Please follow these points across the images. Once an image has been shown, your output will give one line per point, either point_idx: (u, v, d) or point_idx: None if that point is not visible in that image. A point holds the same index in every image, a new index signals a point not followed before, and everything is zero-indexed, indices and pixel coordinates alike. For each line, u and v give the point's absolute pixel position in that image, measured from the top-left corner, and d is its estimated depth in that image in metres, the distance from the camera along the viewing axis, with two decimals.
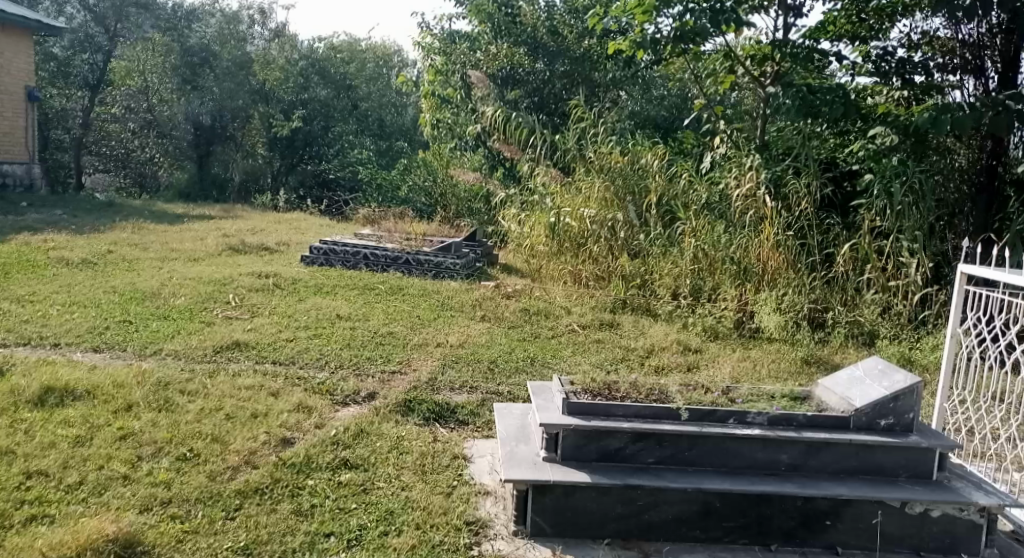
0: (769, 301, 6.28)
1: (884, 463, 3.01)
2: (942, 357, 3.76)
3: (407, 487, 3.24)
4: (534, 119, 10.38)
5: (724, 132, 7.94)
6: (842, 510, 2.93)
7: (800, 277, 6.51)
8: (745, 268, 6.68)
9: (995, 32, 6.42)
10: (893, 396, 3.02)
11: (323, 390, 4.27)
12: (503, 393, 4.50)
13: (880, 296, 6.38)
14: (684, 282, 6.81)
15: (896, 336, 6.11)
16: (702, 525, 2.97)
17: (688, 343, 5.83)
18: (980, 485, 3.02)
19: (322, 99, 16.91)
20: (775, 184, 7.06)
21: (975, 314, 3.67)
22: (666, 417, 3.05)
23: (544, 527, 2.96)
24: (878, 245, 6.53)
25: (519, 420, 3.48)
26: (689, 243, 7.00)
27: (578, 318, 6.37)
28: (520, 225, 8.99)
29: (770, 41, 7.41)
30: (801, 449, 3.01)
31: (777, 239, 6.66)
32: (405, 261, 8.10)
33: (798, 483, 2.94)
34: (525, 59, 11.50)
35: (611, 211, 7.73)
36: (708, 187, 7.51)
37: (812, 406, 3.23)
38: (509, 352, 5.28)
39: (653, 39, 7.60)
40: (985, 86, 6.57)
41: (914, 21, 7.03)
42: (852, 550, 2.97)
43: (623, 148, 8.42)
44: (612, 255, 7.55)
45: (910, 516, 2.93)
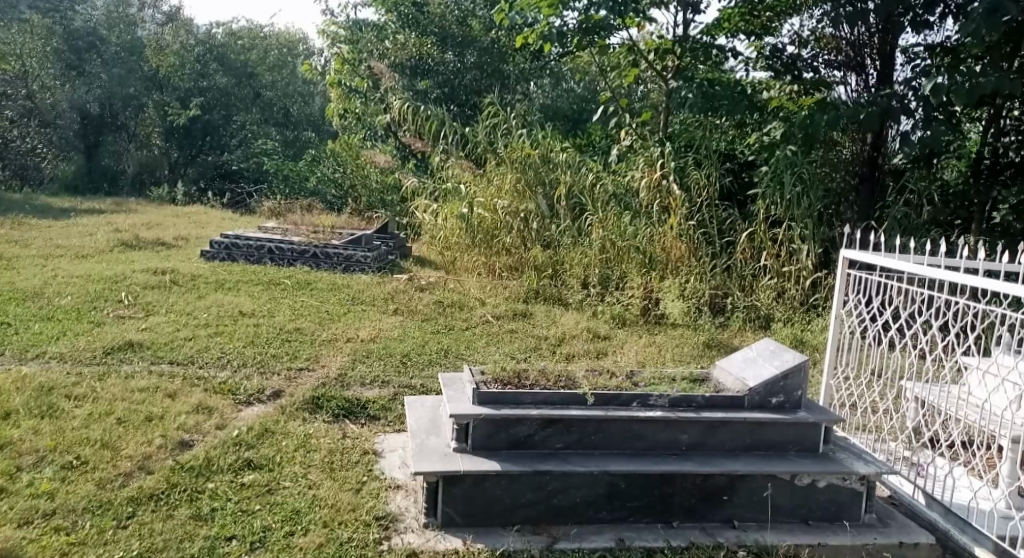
0: (673, 288, 6.51)
1: (776, 439, 3.17)
2: (828, 338, 4.00)
3: (314, 485, 3.18)
4: (444, 110, 10.28)
5: (630, 125, 8.09)
6: (737, 485, 3.07)
7: (701, 265, 6.76)
8: (650, 257, 6.87)
9: (873, 32, 6.81)
10: (783, 374, 3.18)
11: (224, 390, 4.13)
12: (415, 386, 4.48)
13: (776, 282, 6.68)
14: (593, 272, 6.98)
15: (789, 318, 6.43)
16: (609, 506, 3.04)
17: (598, 330, 5.96)
18: (861, 455, 3.22)
19: (221, 88, 16.40)
20: (678, 174, 7.26)
21: (856, 297, 3.92)
22: (573, 402, 3.11)
23: (454, 517, 2.97)
24: (773, 233, 6.83)
25: (430, 412, 3.47)
26: (597, 233, 7.12)
27: (492, 309, 6.41)
28: (433, 216, 8.91)
29: (670, 36, 7.59)
30: (700, 429, 3.13)
31: (680, 228, 6.88)
32: (312, 255, 7.92)
33: (697, 462, 3.06)
34: (434, 49, 11.48)
35: (523, 202, 7.77)
36: (615, 179, 7.71)
37: (710, 387, 3.36)
38: (422, 346, 5.25)
39: (559, 32, 7.67)
40: (866, 82, 7.00)
41: (801, 20, 7.35)
42: (747, 523, 3.10)
43: (534, 140, 8.47)
44: (524, 246, 7.61)
45: (799, 488, 3.10)
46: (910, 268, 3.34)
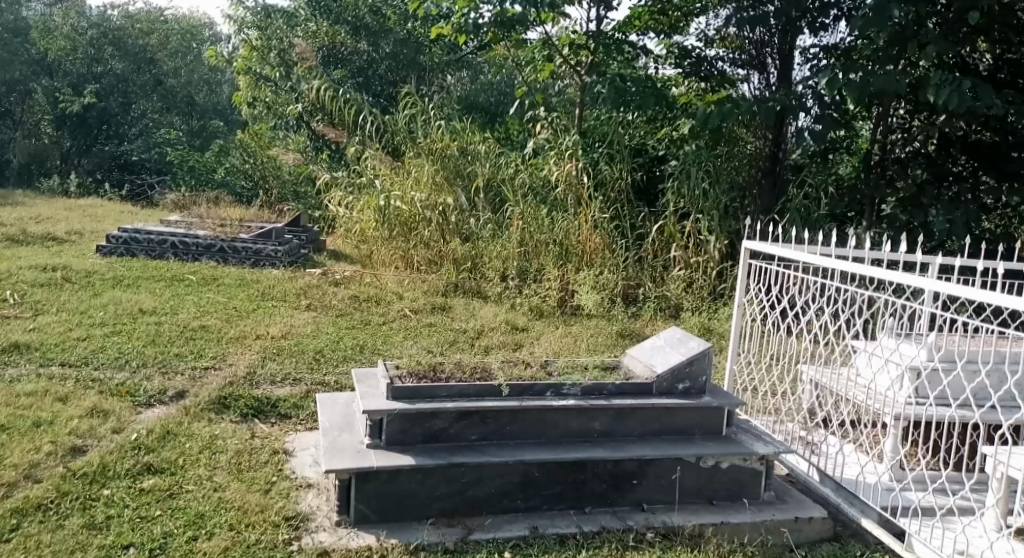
0: (588, 280, 6.60)
1: (682, 423, 3.27)
2: (732, 325, 4.16)
3: (220, 488, 3.08)
4: (359, 98, 10.01)
5: (545, 119, 8.12)
6: (646, 469, 3.15)
7: (615, 257, 6.89)
8: (566, 249, 6.96)
9: (773, 33, 7.08)
10: (688, 361, 3.28)
11: (122, 392, 3.95)
12: (328, 384, 4.38)
13: (686, 272, 6.86)
14: (512, 264, 6.97)
15: (698, 308, 6.64)
16: (523, 495, 3.07)
17: (516, 323, 6.01)
18: (760, 436, 3.36)
19: (118, 73, 15.55)
20: (591, 167, 7.38)
21: (757, 286, 4.08)
22: (488, 394, 3.12)
23: (367, 513, 2.93)
24: (682, 225, 7.03)
25: (344, 409, 3.41)
26: (515, 226, 7.15)
27: (410, 303, 6.36)
28: (348, 209, 8.72)
29: (584, 31, 7.68)
30: (611, 416, 3.20)
31: (595, 221, 7.00)
32: (218, 249, 7.65)
33: (608, 448, 3.12)
34: (347, 39, 11.42)
35: (442, 195, 7.69)
36: (533, 172, 7.72)
37: (621, 375, 3.43)
38: (336, 342, 5.15)
39: (475, 24, 7.64)
40: (767, 80, 7.26)
41: (707, 20, 7.55)
42: (655, 506, 3.19)
43: (450, 130, 8.32)
44: (442, 239, 7.55)
45: (704, 470, 3.21)
46: (807, 258, 3.48)
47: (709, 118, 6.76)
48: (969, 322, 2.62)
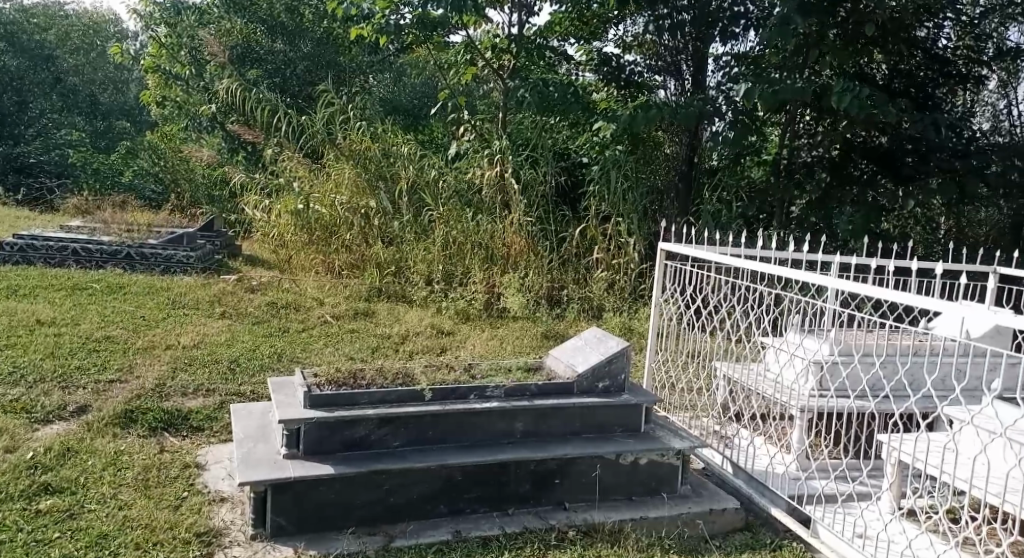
0: (513, 283, 6.63)
1: (602, 421, 3.31)
2: (651, 324, 4.25)
3: (126, 506, 2.94)
4: (275, 97, 9.72)
5: (468, 122, 7.99)
6: (568, 468, 3.17)
7: (540, 260, 6.92)
8: (491, 252, 6.96)
9: (688, 39, 7.27)
10: (607, 360, 3.33)
11: (17, 408, 3.74)
12: (244, 393, 4.25)
13: (607, 274, 6.94)
14: (436, 267, 6.93)
15: (619, 309, 6.75)
16: (446, 500, 3.05)
17: (442, 326, 5.99)
18: (677, 431, 3.43)
19: (11, 70, 14.45)
20: (517, 170, 7.34)
21: (673, 286, 4.18)
22: (410, 399, 3.08)
23: (285, 525, 2.85)
24: (604, 228, 7.12)
25: (260, 420, 3.30)
26: (440, 229, 7.11)
27: (331, 308, 6.25)
28: (265, 213, 8.49)
29: (507, 35, 7.68)
30: (534, 416, 3.20)
31: (519, 223, 7.00)
32: (125, 255, 7.34)
33: (531, 449, 3.13)
34: (263, 39, 11.03)
35: (363, 198, 7.57)
36: (456, 176, 7.57)
37: (542, 376, 3.44)
38: (252, 350, 5.01)
39: (395, 25, 7.56)
40: (682, 86, 7.48)
41: (625, 26, 7.71)
42: (577, 504, 3.21)
43: (371, 132, 8.16)
44: (365, 242, 7.45)
45: (623, 467, 3.25)
46: (721, 258, 3.57)
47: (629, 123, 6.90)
48: (871, 318, 2.72)
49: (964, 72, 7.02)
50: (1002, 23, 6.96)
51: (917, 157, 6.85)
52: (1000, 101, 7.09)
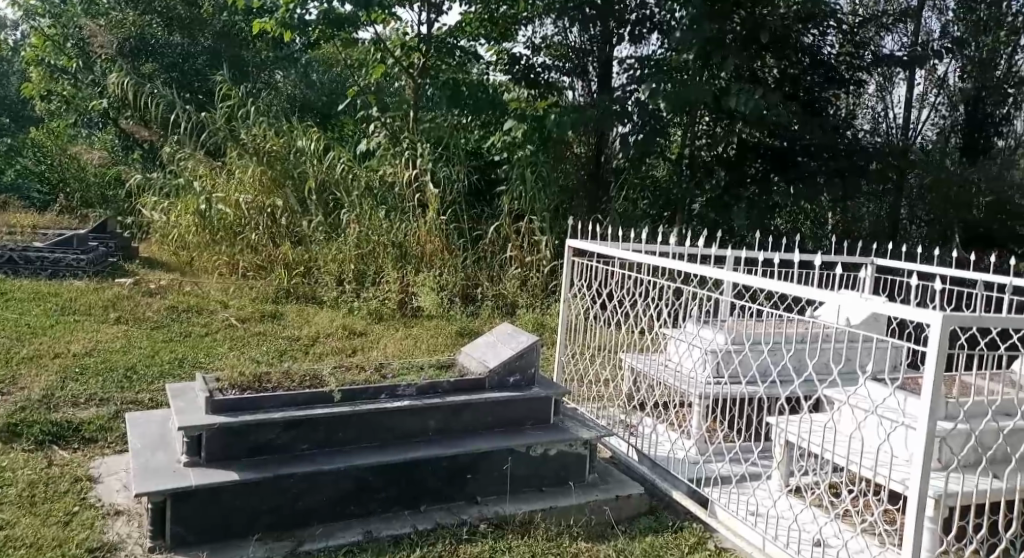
0: (428, 281, 6.60)
1: (513, 415, 3.33)
2: (560, 319, 4.34)
3: (9, 525, 2.77)
4: (171, 92, 9.28)
5: (377, 120, 7.68)
6: (479, 463, 3.19)
7: (454, 259, 6.89)
8: (405, 250, 6.87)
9: (594, 41, 7.46)
10: (518, 354, 3.36)
11: None
12: (142, 402, 4.07)
13: (520, 271, 6.99)
14: (348, 267, 6.83)
15: (533, 305, 6.82)
16: (357, 500, 3.00)
17: (354, 327, 5.90)
18: (585, 422, 3.50)
19: None
20: (435, 168, 7.25)
21: (581, 282, 4.28)
22: (318, 401, 3.03)
23: (186, 535, 2.74)
24: (517, 226, 7.16)
25: (159, 428, 3.17)
26: (353, 228, 6.98)
27: (237, 311, 6.07)
28: (164, 214, 8.13)
29: (415, 33, 7.51)
30: (446, 413, 3.19)
31: (433, 222, 6.93)
32: (8, 260, 6.91)
33: (444, 445, 3.12)
34: (159, 30, 10.41)
35: (270, 197, 7.33)
36: (369, 172, 7.37)
37: (455, 372, 3.44)
38: (151, 356, 4.81)
39: (302, 20, 7.35)
40: (588, 88, 7.61)
41: (534, 27, 7.67)
42: (488, 498, 3.23)
43: (275, 128, 7.89)
44: (272, 243, 7.24)
45: (533, 458, 3.29)
46: (626, 254, 3.66)
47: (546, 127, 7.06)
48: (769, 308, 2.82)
49: (846, 77, 7.43)
50: (879, 32, 7.46)
51: (807, 157, 7.31)
52: (878, 105, 7.56)
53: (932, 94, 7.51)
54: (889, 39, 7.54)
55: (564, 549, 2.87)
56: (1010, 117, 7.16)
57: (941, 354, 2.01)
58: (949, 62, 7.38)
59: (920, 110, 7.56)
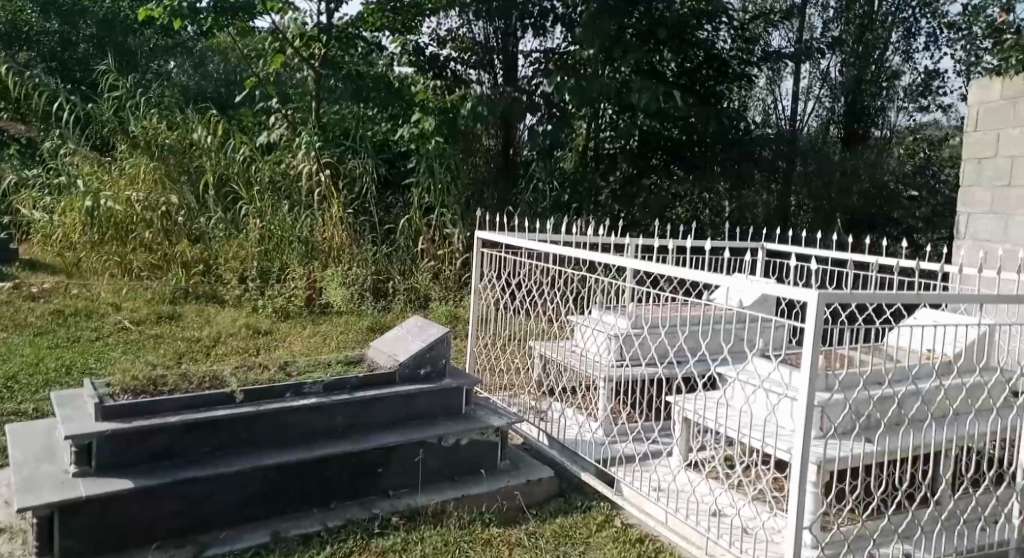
0: (335, 276, 6.49)
1: (424, 407, 3.33)
2: (471, 309, 4.39)
3: None
4: (50, 82, 8.73)
5: (280, 111, 7.49)
6: (390, 456, 3.18)
7: (362, 252, 6.81)
8: (311, 245, 6.75)
9: (496, 34, 7.51)
10: (428, 346, 3.37)
11: None
12: (26, 413, 3.84)
13: (432, 264, 6.97)
14: (251, 264, 6.63)
15: (445, 298, 6.82)
16: (262, 501, 2.94)
17: (258, 326, 5.74)
18: (496, 410, 3.54)
19: None
20: (340, 161, 7.18)
21: (490, 272, 4.33)
22: (220, 403, 2.94)
23: (78, 548, 2.62)
24: (427, 219, 7.12)
25: (45, 438, 3.01)
26: (253, 223, 6.79)
27: (130, 313, 5.80)
28: (47, 213, 7.66)
29: (316, 23, 7.25)
30: (354, 408, 3.15)
31: (340, 215, 6.86)
32: None
33: (353, 441, 3.09)
34: (35, 17, 9.90)
35: (164, 193, 6.94)
36: (272, 164, 7.16)
37: (364, 367, 3.42)
38: (35, 364, 4.54)
39: (192, 7, 7.03)
40: (494, 80, 7.58)
41: (437, 20, 7.66)
42: (400, 490, 3.22)
43: (168, 120, 7.53)
44: (168, 242, 6.89)
45: (444, 449, 3.30)
46: (534, 246, 3.72)
47: (462, 120, 7.11)
48: (670, 292, 2.93)
49: (739, 71, 7.72)
50: (767, 28, 7.93)
51: (703, 148, 7.59)
52: (769, 97, 8.08)
53: (816, 87, 8.18)
54: (776, 35, 8.06)
55: (476, 536, 2.91)
56: (884, 108, 7.98)
57: (819, 330, 2.16)
58: (831, 58, 8.09)
59: (806, 102, 8.19)
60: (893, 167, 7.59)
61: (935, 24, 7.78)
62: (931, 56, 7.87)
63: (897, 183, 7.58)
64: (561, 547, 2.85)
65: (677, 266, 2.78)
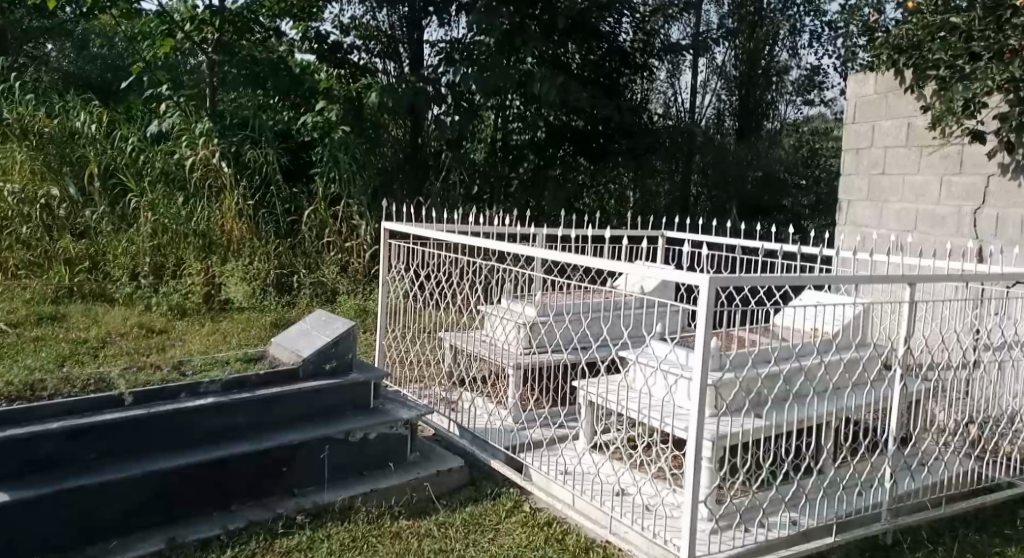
0: (235, 271, 6.29)
1: (329, 403, 3.29)
2: (378, 302, 4.36)
3: None
4: None
5: (170, 98, 7.15)
6: (295, 455, 3.11)
7: (264, 244, 6.63)
8: (208, 240, 6.52)
9: (400, 21, 7.47)
10: (334, 340, 3.32)
11: None
12: None
13: (339, 257, 6.86)
14: (144, 260, 6.36)
15: (353, 291, 6.73)
16: (158, 508, 2.82)
17: (152, 324, 5.53)
18: (404, 402, 3.54)
19: None
20: (236, 151, 6.85)
21: (398, 264, 4.31)
22: (106, 406, 2.82)
23: None
24: (333, 210, 6.96)
25: None
26: (144, 216, 6.50)
27: (8, 315, 5.43)
28: None
29: (208, 5, 6.92)
30: (255, 408, 3.07)
31: (239, 207, 6.60)
32: None
33: (254, 441, 3.02)
34: None
35: (42, 186, 6.51)
36: (165, 153, 6.85)
37: (264, 364, 3.34)
38: None
39: None
40: (401, 69, 7.56)
41: (341, 6, 7.50)
42: (306, 489, 3.17)
43: (46, 106, 7.06)
44: (49, 238, 6.43)
45: (352, 444, 3.27)
46: (443, 236, 3.72)
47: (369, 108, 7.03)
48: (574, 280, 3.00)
49: (640, 64, 7.92)
50: (664, 21, 8.04)
51: (606, 138, 7.78)
52: (669, 90, 8.24)
53: (712, 81, 8.39)
54: (673, 29, 8.17)
55: (384, 530, 2.91)
56: (774, 102, 8.38)
57: (710, 313, 2.27)
58: (725, 50, 8.34)
59: (704, 95, 8.38)
60: (782, 157, 7.98)
61: (818, 22, 8.31)
62: (815, 53, 8.35)
63: (787, 172, 7.98)
64: (471, 535, 2.89)
65: (580, 255, 2.86)
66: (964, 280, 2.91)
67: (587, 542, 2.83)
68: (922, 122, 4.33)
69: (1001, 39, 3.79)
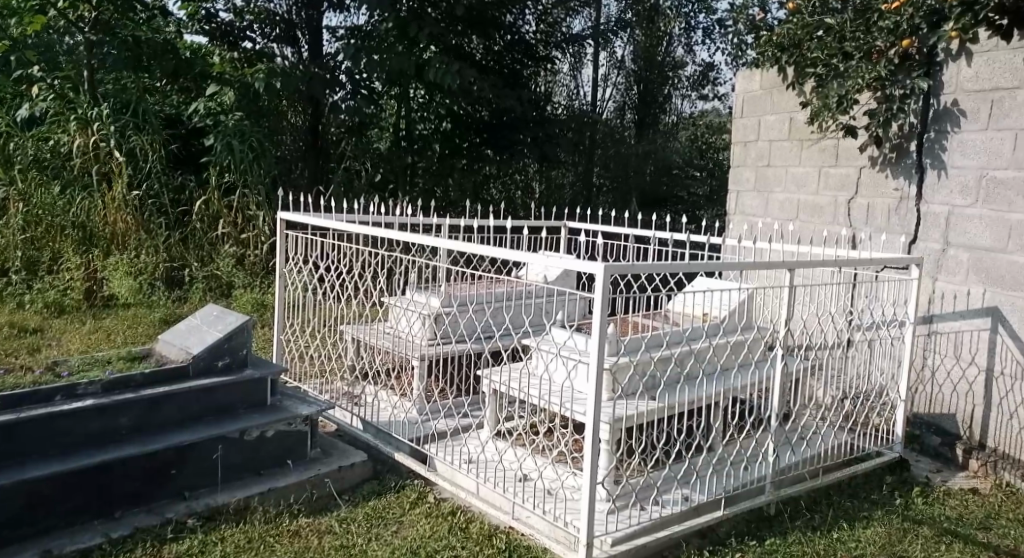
0: (119, 265, 6.01)
1: (222, 401, 3.18)
2: (275, 296, 4.23)
3: None
4: None
5: (42, 81, 6.67)
6: (185, 456, 2.99)
7: (151, 237, 6.32)
8: (88, 233, 6.20)
9: (297, 6, 7.25)
10: (226, 336, 3.21)
11: None
12: None
13: (235, 249, 6.60)
14: (14, 254, 5.95)
15: (250, 284, 6.49)
16: (32, 519, 2.65)
17: (25, 324, 5.18)
18: (304, 398, 3.47)
19: None
20: (119, 139, 6.41)
21: (296, 256, 4.20)
22: None
23: None
24: (228, 200, 6.67)
25: None
26: (14, 208, 6.08)
27: None
28: None
29: None
30: (140, 409, 2.94)
31: (124, 197, 6.22)
32: None
33: (140, 443, 2.88)
34: None
35: None
36: (36, 141, 6.41)
37: (151, 362, 3.20)
38: None
39: None
40: (300, 54, 7.37)
41: None
42: (197, 491, 3.05)
43: None
44: None
45: (247, 443, 3.18)
46: (343, 227, 3.64)
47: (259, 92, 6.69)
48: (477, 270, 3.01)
49: (543, 55, 8.00)
50: (568, 13, 8.19)
51: (513, 129, 7.71)
52: (572, 83, 8.49)
53: (613, 74, 8.69)
54: (575, 21, 8.36)
55: (282, 530, 2.85)
56: (670, 97, 8.63)
57: (605, 301, 2.33)
58: (624, 44, 8.59)
59: (604, 89, 8.71)
60: (678, 149, 8.26)
61: (710, 20, 8.63)
62: (708, 49, 8.65)
63: (683, 163, 8.23)
64: (373, 529, 2.87)
65: (482, 245, 2.88)
66: (839, 265, 3.10)
67: (491, 529, 2.86)
68: (802, 118, 4.57)
69: (869, 39, 4.03)
